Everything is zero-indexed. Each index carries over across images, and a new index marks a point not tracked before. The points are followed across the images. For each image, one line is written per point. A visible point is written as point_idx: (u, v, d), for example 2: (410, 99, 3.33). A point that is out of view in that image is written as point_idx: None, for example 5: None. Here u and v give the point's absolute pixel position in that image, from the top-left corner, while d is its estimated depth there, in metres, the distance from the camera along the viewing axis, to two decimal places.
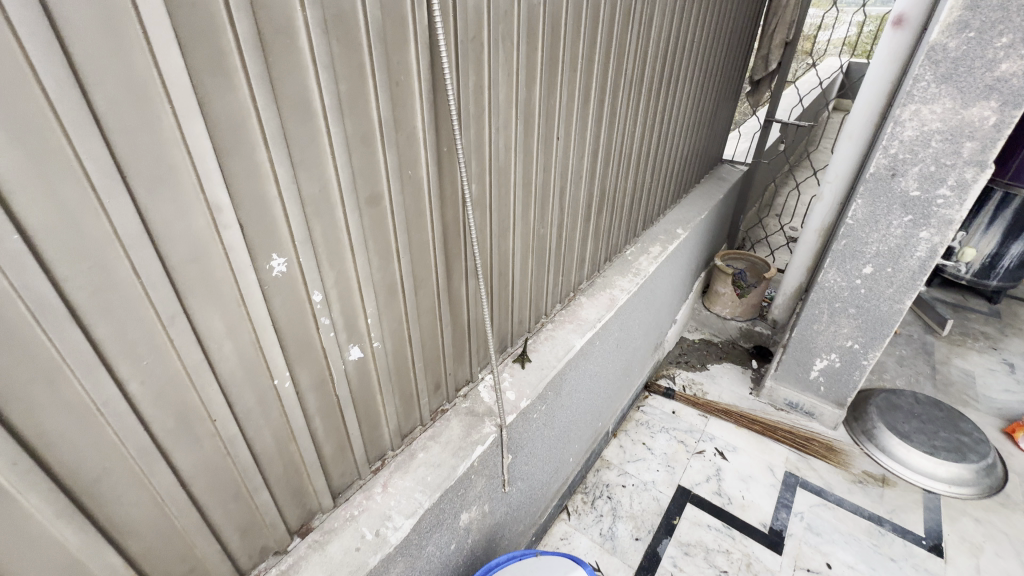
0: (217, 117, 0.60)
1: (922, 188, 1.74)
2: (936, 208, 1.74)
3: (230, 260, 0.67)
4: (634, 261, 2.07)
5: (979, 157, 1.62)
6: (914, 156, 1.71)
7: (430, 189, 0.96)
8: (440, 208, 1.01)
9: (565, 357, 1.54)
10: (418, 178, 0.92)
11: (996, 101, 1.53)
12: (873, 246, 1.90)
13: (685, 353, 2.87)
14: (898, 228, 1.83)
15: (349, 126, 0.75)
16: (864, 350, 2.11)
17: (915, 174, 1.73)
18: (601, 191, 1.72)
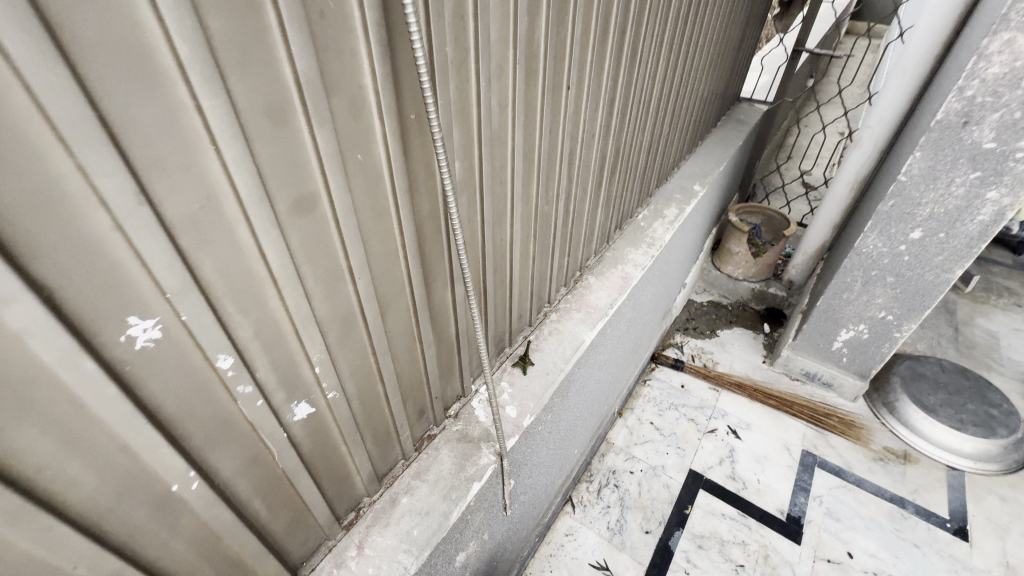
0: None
1: (1000, 139, 1.45)
2: (1013, 163, 1.46)
3: (38, 350, 0.39)
4: (647, 228, 1.78)
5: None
6: (996, 99, 1.40)
7: (394, 180, 0.65)
8: (411, 204, 0.71)
9: (574, 357, 1.29)
10: (374, 165, 0.62)
11: None
12: (927, 207, 1.63)
13: (693, 317, 2.66)
14: (960, 186, 1.56)
15: (239, 92, 0.44)
16: (898, 322, 1.90)
17: (994, 122, 1.43)
18: (615, 149, 1.40)
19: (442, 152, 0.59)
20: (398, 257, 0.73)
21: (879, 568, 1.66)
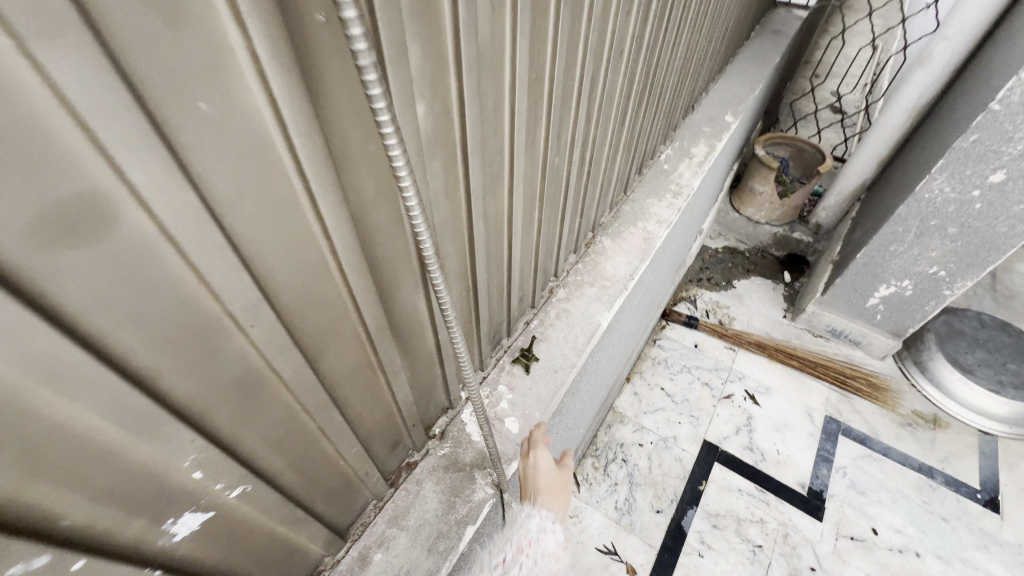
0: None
1: None
2: None
3: None
4: (671, 172, 1.46)
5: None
6: None
7: (299, 154, 0.35)
8: (339, 186, 0.41)
9: (589, 347, 1.03)
10: (245, 125, 0.31)
11: None
12: (1020, 144, 1.33)
13: (707, 266, 2.40)
14: None
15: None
16: (950, 279, 1.65)
17: None
18: (645, 72, 1.05)
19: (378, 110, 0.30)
20: (327, 274, 0.45)
21: (905, 545, 1.55)
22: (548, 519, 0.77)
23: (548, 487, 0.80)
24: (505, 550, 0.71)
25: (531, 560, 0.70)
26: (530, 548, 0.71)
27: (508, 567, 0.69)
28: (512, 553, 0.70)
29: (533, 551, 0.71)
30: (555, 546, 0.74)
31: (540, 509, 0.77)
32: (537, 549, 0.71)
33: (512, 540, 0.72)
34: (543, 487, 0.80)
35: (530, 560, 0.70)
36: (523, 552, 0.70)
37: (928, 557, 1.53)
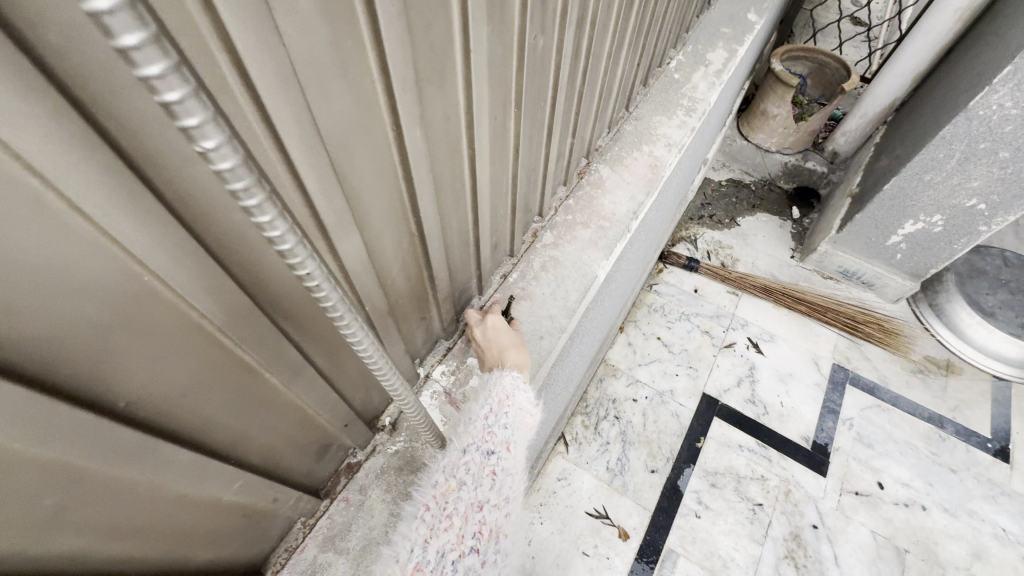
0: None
1: None
2: None
3: None
4: (683, 84, 1.19)
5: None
6: None
7: None
8: None
9: (582, 307, 0.82)
10: None
11: None
12: None
13: (709, 202, 2.16)
14: None
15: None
16: (990, 212, 1.45)
17: None
18: None
19: None
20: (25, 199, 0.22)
21: (911, 499, 1.46)
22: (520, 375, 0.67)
23: (515, 343, 0.68)
24: (487, 401, 0.62)
25: (516, 410, 0.63)
26: (511, 401, 0.63)
27: (500, 415, 0.61)
28: (498, 402, 0.62)
29: (517, 399, 0.64)
30: (525, 404, 0.65)
31: (513, 366, 0.65)
32: (516, 404, 0.63)
33: (490, 395, 0.62)
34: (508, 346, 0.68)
35: (514, 412, 0.63)
36: (505, 406, 0.62)
37: (935, 510, 1.44)
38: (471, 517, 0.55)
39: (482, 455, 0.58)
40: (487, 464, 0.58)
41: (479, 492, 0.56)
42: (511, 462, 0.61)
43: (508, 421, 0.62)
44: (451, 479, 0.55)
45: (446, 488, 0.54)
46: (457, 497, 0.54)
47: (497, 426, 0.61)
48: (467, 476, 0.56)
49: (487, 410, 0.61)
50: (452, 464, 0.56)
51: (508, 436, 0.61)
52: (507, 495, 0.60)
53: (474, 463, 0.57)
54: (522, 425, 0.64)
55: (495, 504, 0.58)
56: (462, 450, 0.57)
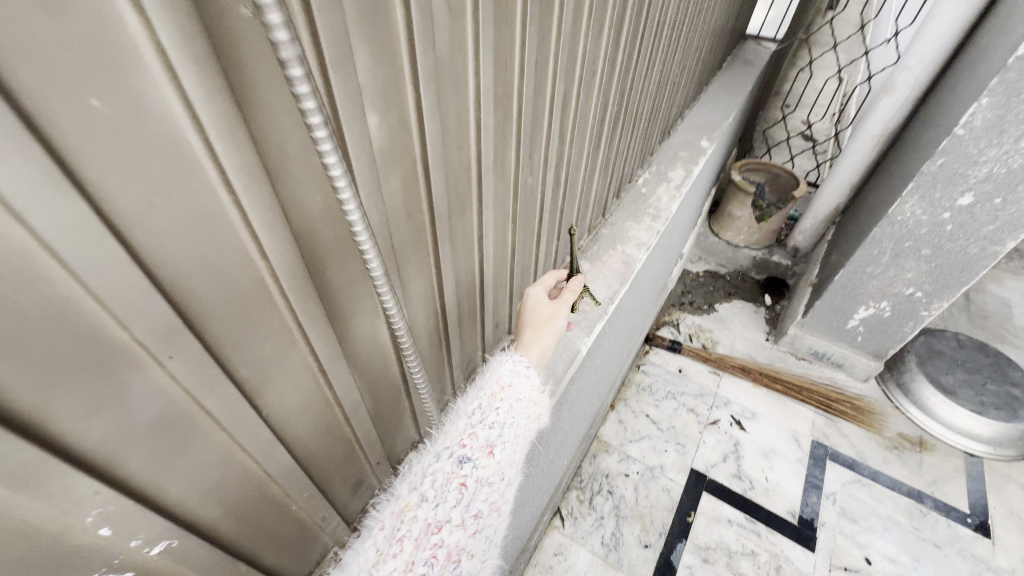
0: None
1: None
2: None
3: None
4: (650, 196, 1.46)
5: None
6: None
7: (228, 180, 0.32)
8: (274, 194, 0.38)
9: (568, 376, 0.99)
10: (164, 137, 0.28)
11: None
12: (986, 167, 1.35)
13: (689, 291, 2.39)
14: None
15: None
16: (927, 300, 1.67)
17: None
18: (619, 96, 1.06)
19: None
20: (264, 290, 0.39)
21: None
22: (524, 364, 0.66)
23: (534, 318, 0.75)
24: (478, 397, 0.60)
25: (508, 406, 0.60)
26: (507, 393, 0.61)
27: (484, 415, 0.58)
28: (487, 399, 0.60)
29: (508, 395, 0.61)
30: (534, 387, 0.65)
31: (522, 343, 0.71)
32: (514, 392, 0.62)
33: (484, 387, 0.62)
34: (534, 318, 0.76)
35: (506, 407, 0.60)
36: (497, 401, 0.60)
37: None
38: (427, 539, 0.49)
39: (453, 463, 0.52)
40: (457, 475, 0.52)
41: (441, 511, 0.50)
42: (489, 472, 0.55)
43: (497, 420, 0.58)
44: (411, 494, 0.50)
45: (403, 504, 0.49)
46: (414, 516, 0.48)
47: (478, 430, 0.56)
48: (429, 491, 0.50)
49: (469, 413, 0.57)
50: (418, 475, 0.52)
51: (490, 440, 0.56)
52: (477, 512, 0.53)
53: (441, 472, 0.52)
54: (511, 427, 0.59)
55: (461, 524, 0.52)
56: (434, 456, 0.53)
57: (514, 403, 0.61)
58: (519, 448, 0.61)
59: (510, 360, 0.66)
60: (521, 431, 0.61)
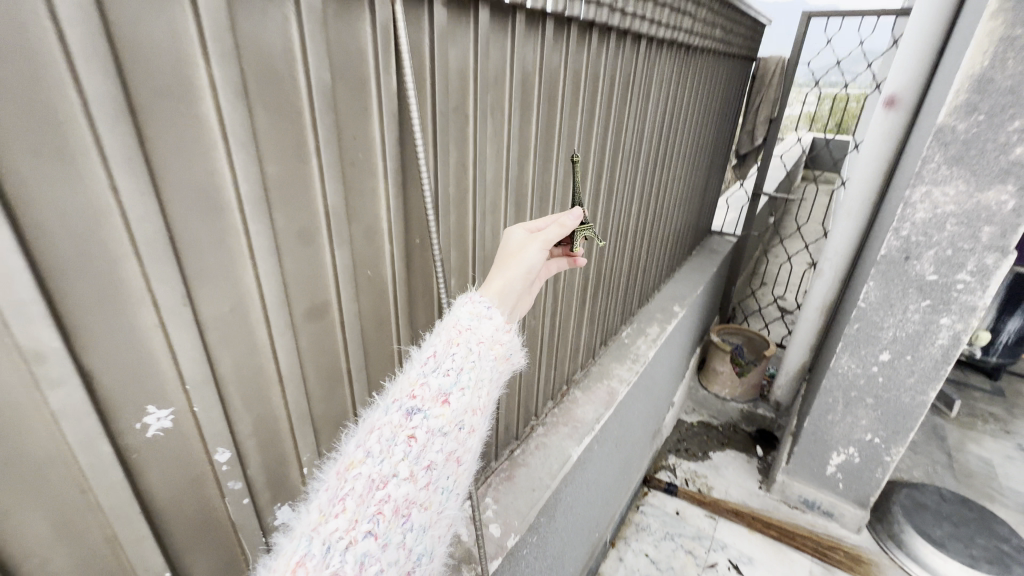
0: (41, 208, 0.37)
1: (940, 272, 1.61)
2: (957, 293, 1.60)
3: (66, 432, 0.42)
4: (631, 345, 1.87)
5: (999, 241, 1.50)
6: (928, 238, 1.60)
7: (398, 297, 0.75)
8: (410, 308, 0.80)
9: (561, 474, 1.27)
10: (386, 280, 0.72)
11: (1013, 186, 1.44)
12: (890, 330, 1.75)
13: (684, 438, 2.62)
14: (915, 313, 1.69)
15: (276, 207, 0.54)
16: (886, 445, 1.90)
17: (931, 258, 1.61)
18: (597, 272, 1.58)
19: (445, 280, 0.72)
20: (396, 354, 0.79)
21: None
22: (485, 304, 0.61)
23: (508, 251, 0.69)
24: (432, 343, 0.57)
25: (465, 350, 0.56)
26: (463, 337, 0.57)
27: (437, 363, 0.55)
28: (441, 345, 0.56)
29: (468, 337, 0.58)
30: (497, 327, 0.60)
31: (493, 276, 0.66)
32: (473, 335, 0.58)
33: (441, 331, 0.58)
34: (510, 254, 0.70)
35: (462, 352, 0.56)
36: (453, 346, 0.56)
37: None
38: (372, 495, 0.48)
39: (401, 415, 0.51)
40: (405, 427, 0.51)
41: (386, 466, 0.49)
42: (442, 423, 0.53)
43: (451, 368, 0.55)
44: (356, 452, 0.50)
45: (347, 463, 0.50)
46: (357, 473, 0.49)
47: (430, 378, 0.54)
48: (373, 447, 0.50)
49: (422, 361, 0.55)
50: (367, 431, 0.52)
51: (444, 387, 0.54)
52: (430, 464, 0.52)
53: (387, 426, 0.51)
54: (471, 371, 0.56)
55: (407, 477, 0.50)
56: (384, 410, 0.53)
57: (475, 346, 0.58)
58: (484, 394, 0.57)
59: (470, 301, 0.60)
60: (485, 375, 0.57)
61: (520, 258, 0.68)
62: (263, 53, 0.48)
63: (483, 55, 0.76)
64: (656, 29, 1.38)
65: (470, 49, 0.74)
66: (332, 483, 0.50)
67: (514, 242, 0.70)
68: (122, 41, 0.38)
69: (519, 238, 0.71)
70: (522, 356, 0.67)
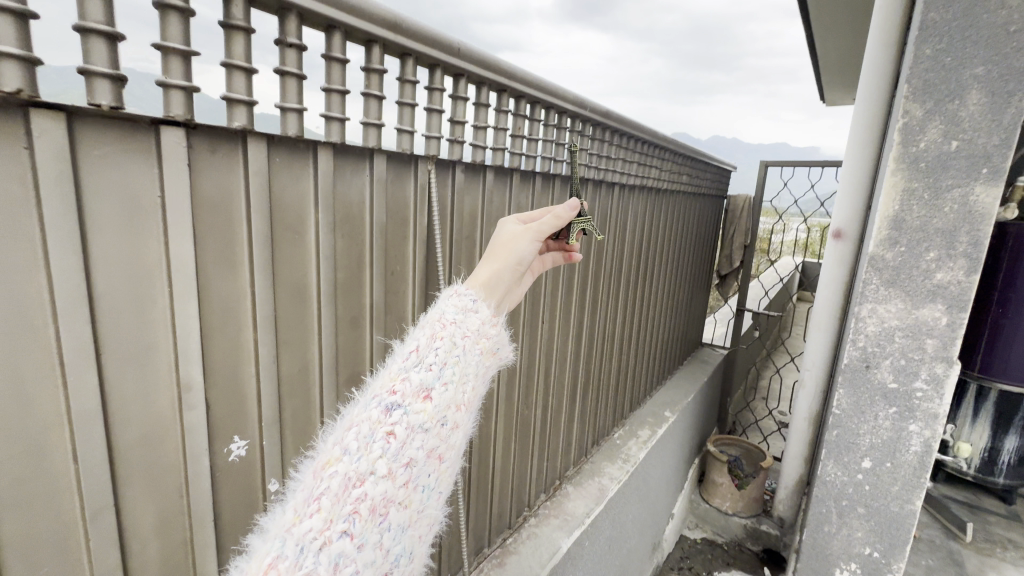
0: (211, 290, 0.61)
1: (899, 380, 1.64)
2: (918, 400, 1.63)
3: (185, 444, 0.61)
4: (623, 446, 1.98)
5: (944, 351, 1.55)
6: (882, 349, 1.64)
7: None
8: None
9: (550, 564, 1.33)
10: None
11: (942, 304, 1.53)
12: (867, 438, 1.72)
13: (688, 555, 2.59)
14: (886, 419, 1.69)
15: (341, 300, 0.78)
16: (886, 560, 1.79)
17: (889, 367, 1.64)
18: (586, 372, 1.79)
19: None
20: None
21: None
22: (470, 296, 0.64)
23: (498, 244, 0.75)
24: (416, 338, 0.58)
25: (448, 344, 0.58)
26: (447, 330, 0.59)
27: (420, 357, 0.56)
28: (425, 339, 0.58)
29: (451, 332, 0.59)
30: (482, 321, 0.63)
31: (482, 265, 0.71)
32: (457, 328, 0.60)
33: (425, 325, 0.59)
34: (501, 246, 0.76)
35: (445, 346, 0.58)
36: (437, 340, 0.58)
37: None
38: (348, 494, 0.48)
39: (380, 411, 0.52)
40: (384, 423, 0.51)
41: (363, 463, 0.49)
42: (423, 419, 0.53)
43: (434, 363, 0.56)
44: (334, 449, 0.50)
45: (324, 461, 0.49)
46: (333, 471, 0.49)
47: (411, 374, 0.55)
48: (351, 444, 0.50)
49: (404, 356, 0.56)
50: (345, 428, 0.52)
51: (426, 382, 0.55)
52: (410, 461, 0.52)
53: (367, 422, 0.51)
54: (454, 366, 0.58)
55: (386, 475, 0.50)
56: (364, 406, 0.53)
57: (460, 340, 0.60)
58: (466, 389, 0.59)
59: (456, 294, 0.64)
60: (468, 370, 0.59)
61: (509, 254, 0.74)
62: (348, 204, 0.76)
63: (489, 201, 1.07)
64: (628, 178, 1.76)
65: (481, 197, 1.05)
66: (307, 483, 0.49)
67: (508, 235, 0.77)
68: (276, 199, 0.66)
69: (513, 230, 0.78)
70: (508, 349, 0.71)
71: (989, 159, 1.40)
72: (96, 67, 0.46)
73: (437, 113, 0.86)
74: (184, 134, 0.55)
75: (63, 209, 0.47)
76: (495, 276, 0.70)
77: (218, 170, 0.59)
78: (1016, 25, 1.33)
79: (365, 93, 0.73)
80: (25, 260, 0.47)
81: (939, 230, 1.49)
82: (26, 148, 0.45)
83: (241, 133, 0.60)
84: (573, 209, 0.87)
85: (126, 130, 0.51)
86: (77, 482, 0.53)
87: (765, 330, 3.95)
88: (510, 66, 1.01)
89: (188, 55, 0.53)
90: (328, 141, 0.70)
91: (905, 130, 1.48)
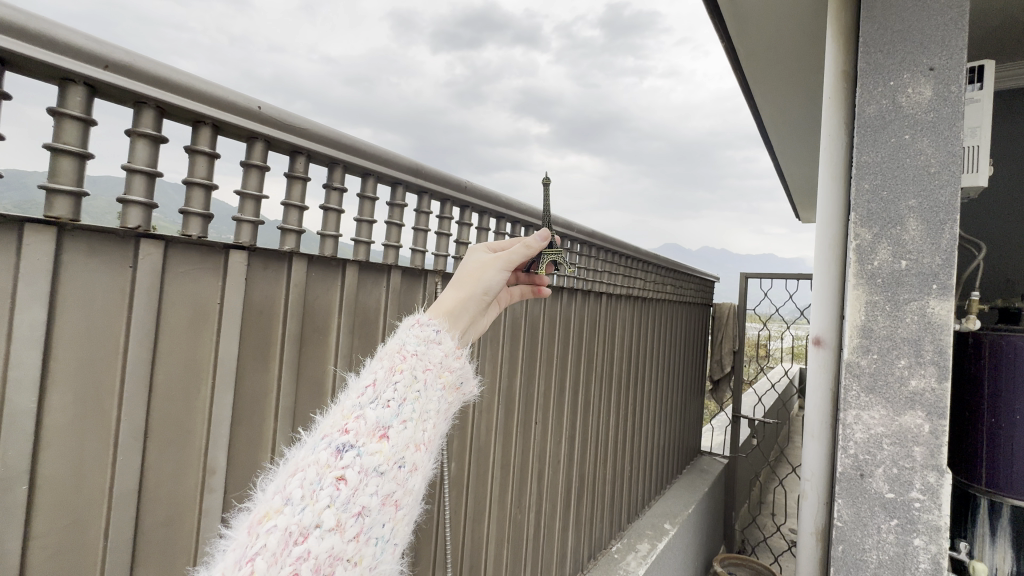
0: (245, 380, 0.71)
1: (894, 487, 1.28)
2: (917, 513, 1.26)
3: (200, 525, 0.66)
4: (621, 561, 1.90)
5: (934, 460, 1.24)
6: (872, 456, 1.31)
7: None
8: None
9: None
10: None
11: (922, 411, 1.25)
12: (872, 554, 1.31)
13: None
14: (887, 532, 1.29)
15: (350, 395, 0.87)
16: None
17: (882, 474, 1.30)
18: (580, 476, 1.79)
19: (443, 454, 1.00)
20: None
21: None
22: (432, 326, 0.73)
23: (465, 271, 0.84)
24: (374, 372, 0.65)
25: (405, 378, 0.65)
26: (406, 365, 0.66)
27: (375, 395, 0.62)
28: (383, 373, 0.64)
29: (411, 364, 0.67)
30: (443, 355, 0.72)
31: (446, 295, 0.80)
32: (417, 360, 0.68)
33: (384, 359, 0.66)
34: (468, 272, 0.84)
35: (402, 382, 0.64)
36: (395, 373, 0.65)
37: None
38: (288, 551, 0.50)
39: (330, 454, 0.56)
40: (333, 468, 0.55)
41: (307, 516, 0.52)
42: (374, 459, 0.58)
43: (390, 402, 0.62)
44: (275, 501, 0.53)
45: (265, 514, 0.52)
46: (273, 526, 0.51)
47: (366, 412, 0.60)
48: (293, 494, 0.53)
49: (359, 395, 0.62)
50: (290, 475, 0.55)
51: (381, 423, 0.60)
52: (357, 510, 0.55)
53: (315, 467, 0.55)
54: (411, 402, 0.64)
55: (331, 528, 0.53)
56: (313, 450, 0.57)
57: (414, 376, 0.66)
58: (419, 429, 0.64)
59: (418, 325, 0.72)
60: (426, 408, 0.66)
61: (473, 282, 0.83)
62: (366, 310, 0.89)
63: None
64: (615, 289, 1.95)
65: None
66: (242, 540, 0.51)
67: (475, 264, 0.85)
68: (308, 306, 0.79)
69: (481, 259, 0.86)
70: (470, 385, 0.80)
71: (936, 277, 1.24)
72: (193, 209, 0.62)
73: (445, 237, 1.04)
74: (245, 256, 0.69)
75: (146, 313, 0.59)
76: (455, 307, 0.79)
77: (266, 283, 0.73)
78: (934, 166, 1.25)
79: (388, 223, 0.90)
80: (108, 348, 0.57)
81: (908, 338, 1.27)
82: (131, 266, 0.59)
83: (288, 254, 0.75)
84: (545, 238, 0.93)
85: (205, 252, 0.65)
86: (100, 561, 0.57)
87: (766, 439, 3.90)
88: (506, 199, 1.23)
89: (259, 198, 0.69)
90: (356, 259, 0.84)
91: (857, 251, 1.34)
